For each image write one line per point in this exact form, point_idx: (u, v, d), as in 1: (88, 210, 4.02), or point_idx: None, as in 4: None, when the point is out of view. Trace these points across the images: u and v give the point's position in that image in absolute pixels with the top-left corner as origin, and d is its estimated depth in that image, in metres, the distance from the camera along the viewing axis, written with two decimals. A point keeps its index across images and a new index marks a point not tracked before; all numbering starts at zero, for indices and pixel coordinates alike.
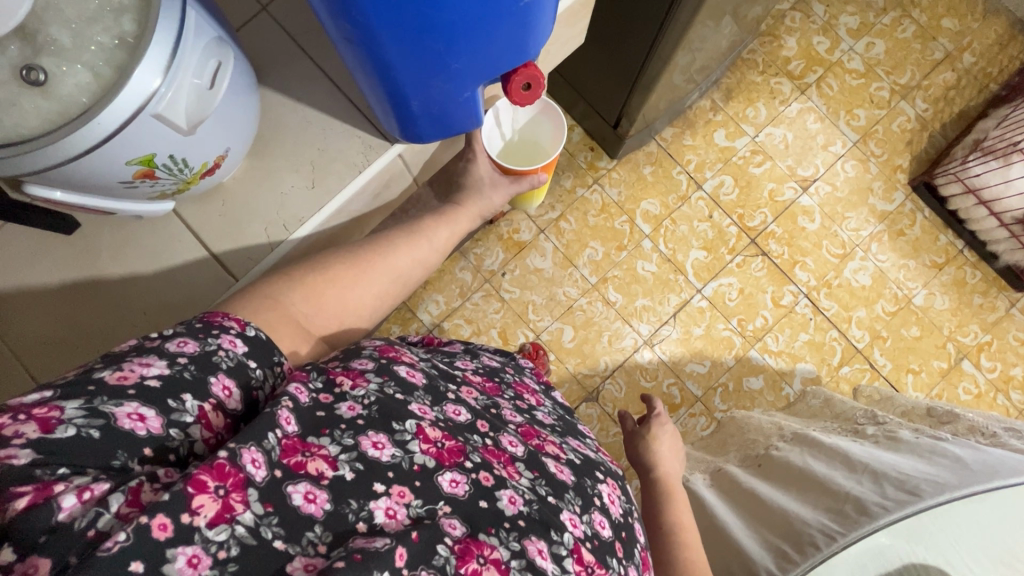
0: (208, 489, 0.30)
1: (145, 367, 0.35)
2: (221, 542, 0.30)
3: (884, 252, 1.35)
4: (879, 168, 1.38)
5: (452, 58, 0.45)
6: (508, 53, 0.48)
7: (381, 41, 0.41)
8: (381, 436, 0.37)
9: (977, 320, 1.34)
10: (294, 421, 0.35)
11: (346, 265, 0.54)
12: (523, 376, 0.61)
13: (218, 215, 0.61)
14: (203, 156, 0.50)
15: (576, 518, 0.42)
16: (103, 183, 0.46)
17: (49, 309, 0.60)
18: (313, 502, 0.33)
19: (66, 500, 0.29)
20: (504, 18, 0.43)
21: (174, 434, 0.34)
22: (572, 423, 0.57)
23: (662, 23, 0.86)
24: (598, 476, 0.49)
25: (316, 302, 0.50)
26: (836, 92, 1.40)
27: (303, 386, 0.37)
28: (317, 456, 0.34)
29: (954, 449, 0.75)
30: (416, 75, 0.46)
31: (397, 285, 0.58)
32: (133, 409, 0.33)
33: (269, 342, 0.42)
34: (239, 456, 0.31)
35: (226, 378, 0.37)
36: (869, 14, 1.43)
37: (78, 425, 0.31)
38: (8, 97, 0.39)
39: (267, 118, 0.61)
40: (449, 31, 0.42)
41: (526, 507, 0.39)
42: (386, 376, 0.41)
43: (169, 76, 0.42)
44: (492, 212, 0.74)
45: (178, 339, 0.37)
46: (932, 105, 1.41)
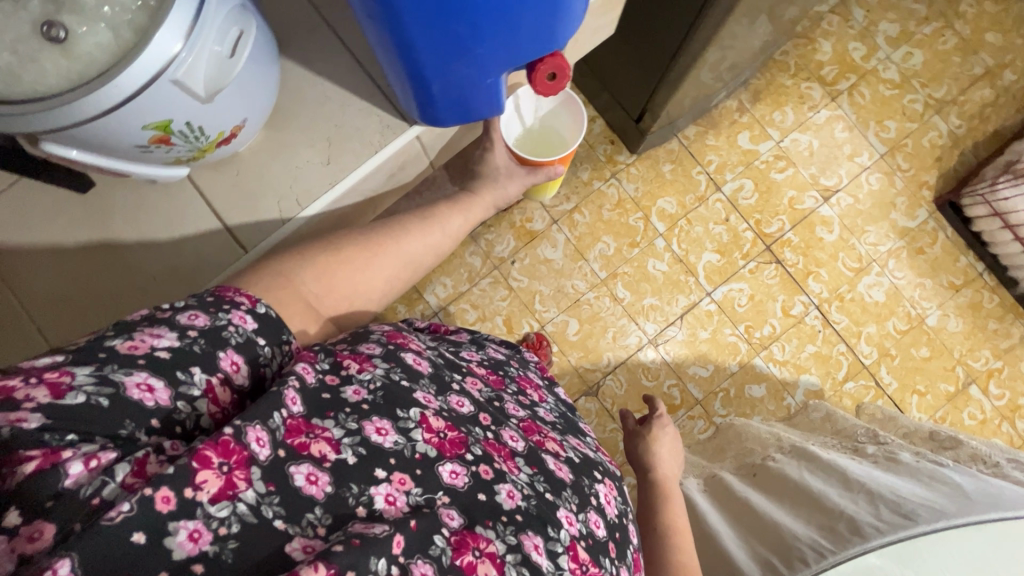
0: (212, 465, 0.30)
1: (155, 339, 0.34)
2: (222, 519, 0.30)
3: (901, 269, 1.32)
4: (904, 183, 1.35)
5: (477, 42, 0.44)
6: (537, 41, 0.47)
7: (405, 22, 0.40)
8: (385, 423, 0.37)
9: (990, 346, 1.31)
10: (300, 401, 0.35)
11: (358, 246, 0.53)
12: (527, 369, 0.61)
13: (230, 184, 0.60)
14: (219, 124, 0.49)
15: (572, 516, 0.42)
16: (118, 145, 0.46)
17: (59, 264, 0.60)
18: (314, 484, 0.33)
19: (73, 466, 0.29)
20: (533, 4, 0.42)
21: (181, 407, 0.34)
22: (573, 421, 0.56)
23: (695, 19, 0.84)
24: (596, 475, 0.49)
25: (326, 283, 0.49)
26: (867, 101, 1.36)
27: (311, 366, 0.37)
28: (321, 438, 0.34)
29: (953, 475, 0.74)
30: (440, 58, 0.45)
31: (407, 269, 0.57)
32: (143, 379, 0.33)
33: (278, 320, 0.41)
34: (244, 435, 0.31)
35: (235, 353, 0.37)
36: (910, 23, 1.38)
37: (89, 392, 0.31)
38: (29, 53, 0.39)
39: (287, 90, 0.60)
40: (476, 13, 0.41)
41: (524, 502, 0.39)
42: (392, 362, 0.41)
43: (190, 41, 0.41)
44: (507, 202, 0.73)
45: (190, 312, 0.37)
46: (966, 121, 1.37)
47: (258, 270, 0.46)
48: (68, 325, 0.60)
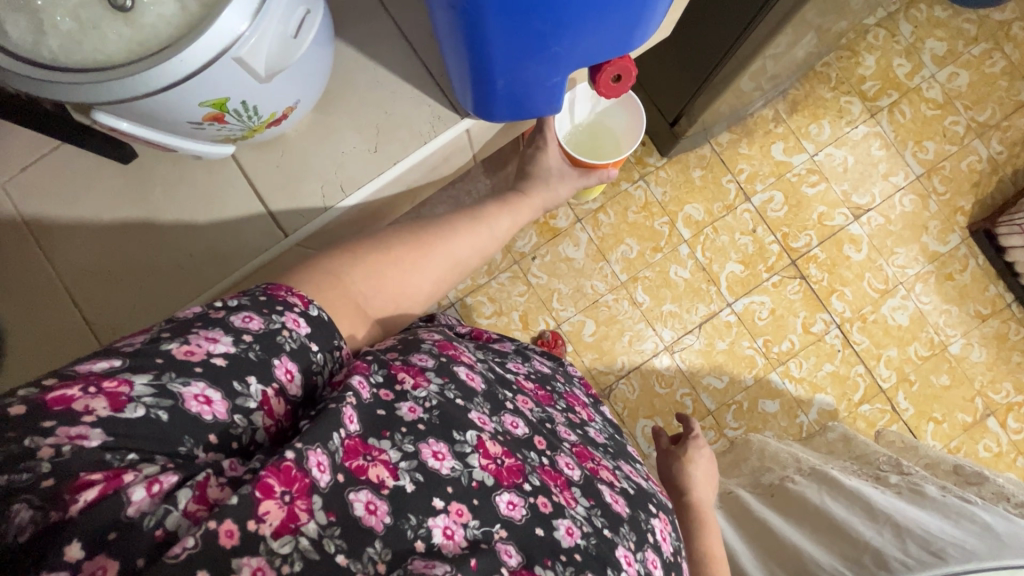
0: (274, 494, 0.30)
1: (211, 344, 0.34)
2: (285, 556, 0.29)
3: (928, 294, 1.29)
4: (938, 207, 1.31)
5: (554, 40, 0.43)
6: (612, 45, 0.46)
7: (486, 15, 0.39)
8: (442, 446, 0.36)
9: (1011, 379, 1.29)
10: (357, 420, 0.34)
11: (406, 244, 0.52)
12: (573, 386, 0.60)
13: (275, 166, 0.59)
14: (273, 105, 0.48)
15: (631, 555, 0.41)
16: (173, 120, 0.45)
17: (98, 237, 0.59)
18: (374, 514, 0.32)
19: (135, 493, 0.29)
20: (617, 5, 0.41)
21: (238, 421, 0.34)
22: (621, 445, 0.56)
23: (745, 28, 0.81)
24: (650, 509, 0.48)
25: (375, 282, 0.49)
26: (908, 120, 1.32)
27: (365, 380, 0.37)
28: (378, 461, 0.34)
29: (985, 516, 0.71)
30: (512, 54, 0.44)
31: (454, 272, 0.57)
32: (200, 391, 0.32)
33: (330, 323, 0.41)
34: (305, 459, 0.31)
35: (289, 361, 0.37)
36: (958, 42, 1.34)
37: (147, 405, 0.31)
38: (92, 19, 0.38)
39: (338, 74, 0.59)
40: (560, 11, 0.39)
41: (583, 540, 0.38)
42: (446, 378, 0.41)
43: (256, 21, 0.39)
44: (555, 204, 0.71)
45: (244, 313, 0.36)
46: (1008, 148, 1.33)
47: (307, 268, 0.45)
48: (102, 299, 0.59)
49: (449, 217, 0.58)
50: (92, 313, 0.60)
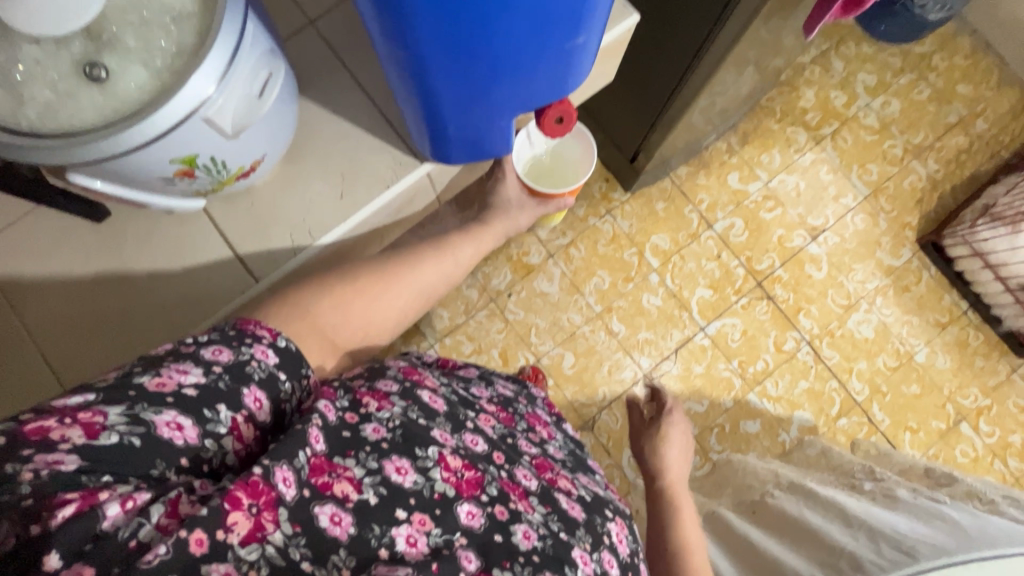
0: (242, 506, 0.31)
1: (182, 375, 0.36)
2: (252, 562, 0.30)
3: (889, 306, 1.35)
4: (888, 224, 1.39)
5: (497, 86, 0.47)
6: (551, 90, 0.51)
7: (432, 62, 0.43)
8: (404, 462, 0.38)
9: (978, 383, 1.34)
10: (322, 439, 0.36)
11: (370, 276, 0.56)
12: (535, 407, 0.62)
13: (244, 216, 0.62)
14: (241, 159, 0.52)
15: (587, 555, 0.42)
16: (145, 177, 0.48)
17: (69, 294, 0.61)
18: (338, 525, 0.33)
19: (110, 508, 0.30)
20: (549, 54, 0.46)
21: (208, 445, 0.35)
22: (581, 459, 0.58)
23: (688, 66, 0.88)
24: (607, 512, 0.50)
25: (342, 312, 0.52)
26: (849, 145, 1.42)
27: (331, 404, 0.39)
28: (343, 477, 0.35)
29: (953, 513, 0.74)
30: (460, 101, 0.49)
31: (418, 299, 0.61)
32: (172, 418, 0.34)
33: (297, 353, 0.43)
34: (272, 474, 0.33)
35: (258, 390, 0.39)
36: (886, 73, 1.46)
37: (121, 432, 0.32)
38: (69, 90, 0.41)
39: (303, 128, 0.63)
40: (497, 61, 0.44)
41: (540, 542, 0.40)
42: (409, 402, 0.44)
43: (222, 84, 0.43)
44: (516, 232, 0.77)
45: (214, 347, 0.39)
46: (944, 166, 1.43)
47: (277, 304, 0.49)
48: (77, 350, 0.62)
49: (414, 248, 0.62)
50: (68, 365, 0.62)
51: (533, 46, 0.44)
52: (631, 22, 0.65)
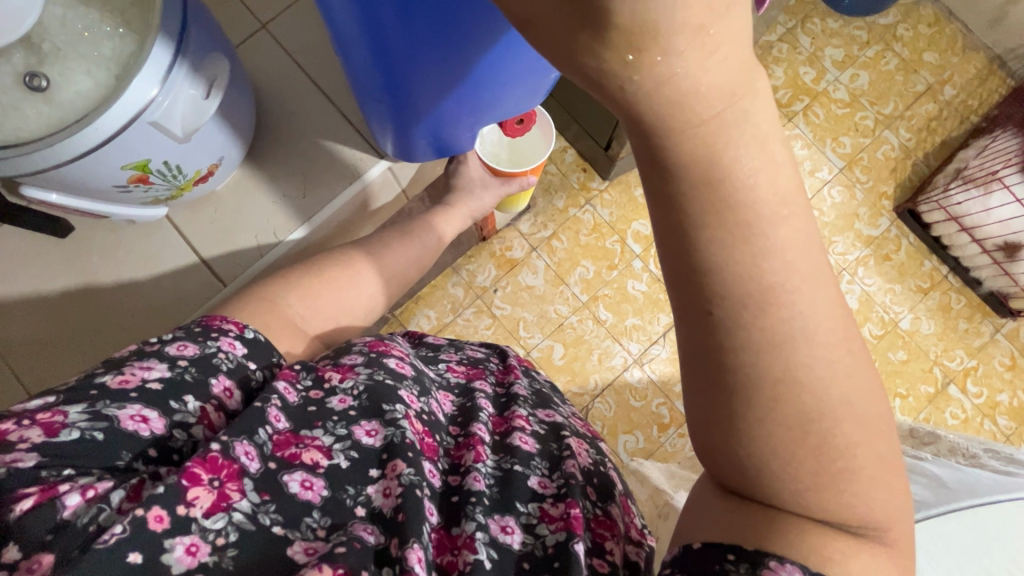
0: (202, 481, 0.33)
1: (145, 371, 0.38)
2: (219, 530, 0.33)
3: (871, 276, 1.30)
4: (865, 195, 1.34)
5: (469, 98, 0.52)
6: (515, 105, 0.57)
7: (413, 73, 0.46)
8: (373, 423, 0.41)
9: (962, 345, 1.29)
10: (284, 418, 0.39)
11: (334, 268, 0.58)
12: (509, 360, 0.62)
13: (210, 222, 0.63)
14: (196, 164, 0.52)
15: (545, 480, 0.45)
16: (98, 186, 0.48)
17: (36, 310, 0.62)
18: (309, 489, 0.36)
19: (70, 499, 0.31)
20: (517, 76, 0.50)
21: (176, 434, 0.37)
22: (545, 394, 0.58)
23: None
24: (564, 433, 0.50)
25: (311, 304, 0.54)
26: (822, 120, 1.37)
27: (292, 385, 0.41)
28: (311, 446, 0.38)
29: (933, 468, 0.78)
30: (426, 104, 0.51)
31: (391, 285, 0.64)
32: (136, 411, 0.36)
33: (266, 343, 0.45)
34: (231, 449, 0.35)
35: (226, 379, 0.40)
36: (853, 47, 1.40)
37: (82, 427, 0.33)
38: (12, 102, 0.41)
39: (263, 132, 0.64)
40: (473, 80, 0.48)
41: (489, 487, 0.43)
42: (375, 367, 0.44)
43: (166, 85, 0.43)
44: (482, 213, 0.78)
45: (179, 343, 0.40)
46: (916, 134, 1.37)
47: (245, 301, 0.50)
48: (52, 370, 0.62)
49: (380, 236, 0.66)
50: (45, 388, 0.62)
51: (496, 66, 0.47)
52: None
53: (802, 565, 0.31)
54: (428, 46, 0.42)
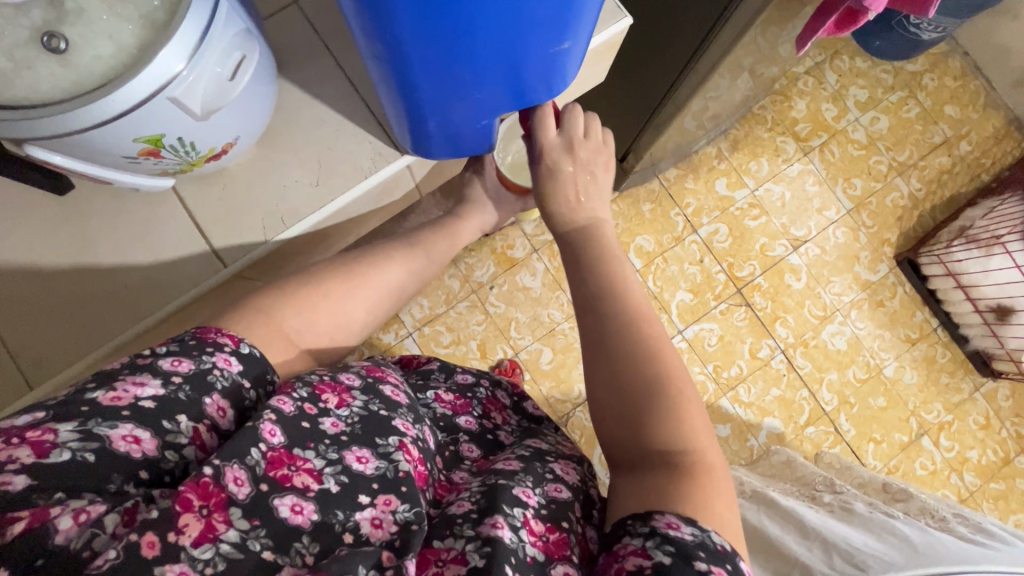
0: (193, 508, 0.33)
1: (139, 388, 0.37)
2: (207, 560, 0.32)
3: (863, 320, 1.31)
4: (868, 239, 1.34)
5: (475, 88, 0.49)
6: (534, 91, 0.53)
7: (410, 63, 0.43)
8: (365, 451, 0.40)
9: (941, 400, 1.30)
10: (279, 433, 0.38)
11: (337, 279, 0.57)
12: (498, 390, 0.63)
13: (217, 198, 0.61)
14: (211, 141, 0.50)
15: (529, 490, 0.44)
16: (107, 154, 0.46)
17: (23, 265, 0.59)
18: (300, 513, 0.36)
19: (62, 522, 0.31)
20: (529, 60, 0.47)
21: (168, 456, 0.36)
22: (536, 427, 0.58)
23: (681, 71, 0.87)
24: (548, 458, 0.50)
25: (306, 316, 0.52)
26: (837, 159, 1.36)
27: (288, 397, 0.40)
28: (302, 470, 0.37)
29: (904, 529, 0.82)
30: (437, 94, 0.48)
31: (390, 298, 0.62)
32: (128, 431, 0.35)
33: (262, 358, 0.44)
34: (223, 475, 0.34)
35: (220, 398, 0.40)
36: (877, 89, 1.39)
37: (73, 448, 0.33)
38: (25, 59, 0.39)
39: (281, 112, 0.61)
40: (476, 64, 0.45)
41: (473, 504, 0.42)
42: (371, 395, 0.45)
43: (192, 61, 0.42)
44: (492, 226, 0.79)
45: (173, 358, 0.39)
46: (926, 185, 1.37)
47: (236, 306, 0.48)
48: (53, 364, 0.60)
49: (382, 249, 0.64)
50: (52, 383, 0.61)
51: (508, 52, 0.44)
52: (624, 25, 0.63)
53: (677, 513, 0.39)
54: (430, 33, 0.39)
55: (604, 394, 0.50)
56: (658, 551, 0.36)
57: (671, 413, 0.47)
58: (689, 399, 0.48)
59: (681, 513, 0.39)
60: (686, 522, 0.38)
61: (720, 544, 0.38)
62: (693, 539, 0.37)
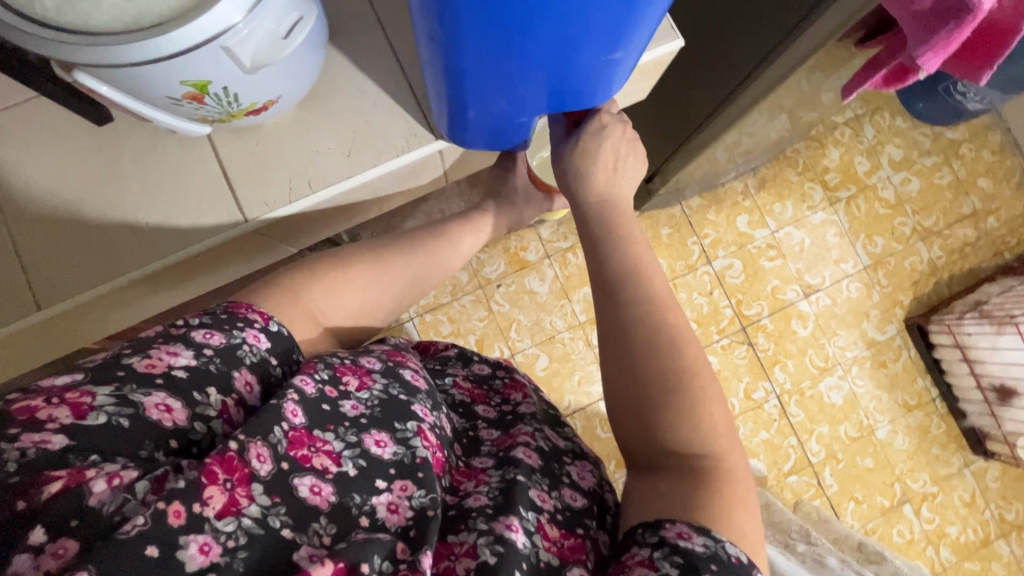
0: (217, 481, 0.35)
1: (172, 358, 0.40)
2: (229, 532, 0.34)
3: (862, 378, 1.30)
4: (880, 298, 1.33)
5: (521, 85, 0.49)
6: (576, 97, 0.54)
7: (463, 53, 0.43)
8: (384, 435, 0.43)
9: (929, 470, 1.28)
10: (300, 414, 0.40)
11: (367, 265, 0.61)
12: (516, 374, 0.65)
13: (249, 152, 0.61)
14: (254, 96, 0.51)
15: (545, 495, 0.47)
16: (152, 92, 0.47)
17: (52, 189, 0.60)
18: (318, 494, 0.38)
19: (97, 485, 0.33)
20: (578, 65, 0.47)
21: (197, 427, 0.39)
22: (552, 415, 0.60)
23: (722, 101, 0.87)
24: (565, 459, 0.53)
25: (332, 298, 0.56)
26: (862, 214, 1.36)
27: (310, 377, 0.43)
28: (322, 451, 0.40)
29: None
30: (484, 85, 0.49)
31: (413, 286, 0.66)
32: (161, 401, 0.38)
33: (289, 338, 0.48)
34: (246, 451, 0.37)
35: (247, 372, 0.43)
36: (914, 151, 1.38)
37: (109, 412, 0.36)
38: None
39: (323, 80, 0.62)
40: (529, 61, 0.45)
41: (490, 500, 0.44)
42: (390, 378, 0.48)
43: (251, 15, 0.42)
44: (519, 223, 0.82)
45: (205, 331, 0.43)
46: (947, 254, 1.36)
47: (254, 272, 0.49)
48: (68, 286, 0.60)
49: (411, 239, 0.67)
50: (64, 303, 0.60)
51: (563, 55, 0.45)
52: (674, 47, 0.63)
53: (688, 521, 0.41)
54: (488, 24, 0.40)
55: (629, 404, 0.51)
56: (666, 562, 0.39)
57: (687, 413, 0.48)
58: (709, 393, 0.50)
59: (693, 525, 0.41)
60: (697, 532, 0.40)
61: (734, 556, 0.40)
62: (703, 549, 0.39)
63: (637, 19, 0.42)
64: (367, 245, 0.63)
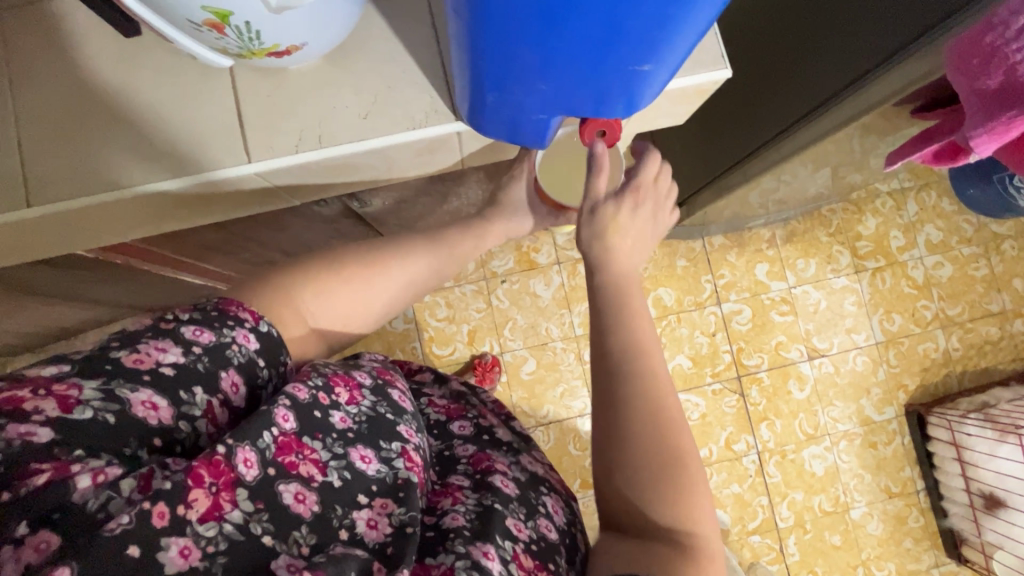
0: (203, 484, 0.37)
1: (160, 354, 0.42)
2: (210, 537, 0.36)
3: (849, 454, 1.26)
4: (885, 377, 1.29)
5: (545, 80, 0.47)
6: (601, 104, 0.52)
7: (492, 35, 0.41)
8: (368, 452, 0.46)
9: (896, 561, 1.24)
10: (290, 419, 0.43)
11: (359, 263, 0.59)
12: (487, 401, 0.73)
13: (266, 95, 0.60)
14: (277, 38, 0.50)
15: (521, 524, 0.51)
16: (174, 12, 0.46)
17: (70, 92, 0.60)
18: (302, 502, 0.41)
19: (81, 481, 0.34)
20: (608, 72, 0.45)
21: (182, 426, 0.41)
22: (522, 439, 0.68)
23: (762, 145, 0.84)
24: (542, 491, 0.59)
25: (323, 301, 0.56)
26: (885, 289, 1.31)
27: (304, 385, 0.46)
28: (308, 459, 0.43)
29: None
30: (508, 73, 0.47)
31: (409, 289, 0.64)
32: (147, 398, 0.40)
33: (277, 339, 0.49)
34: (234, 455, 0.39)
35: (235, 373, 0.44)
36: (953, 236, 1.33)
37: (95, 407, 0.37)
38: None
39: (357, 38, 0.61)
40: (557, 57, 0.43)
41: (467, 523, 0.48)
42: (379, 397, 0.52)
43: None
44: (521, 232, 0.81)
45: (195, 327, 0.44)
46: (965, 348, 1.31)
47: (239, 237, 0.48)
48: (60, 188, 0.59)
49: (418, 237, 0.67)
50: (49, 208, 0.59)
51: (596, 56, 0.43)
52: (719, 76, 0.61)
53: None
54: (522, 12, 0.38)
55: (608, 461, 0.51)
56: None
57: (668, 485, 0.49)
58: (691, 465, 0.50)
59: None
60: None
61: None
62: None
63: (677, 32, 0.40)
64: (373, 241, 0.62)
